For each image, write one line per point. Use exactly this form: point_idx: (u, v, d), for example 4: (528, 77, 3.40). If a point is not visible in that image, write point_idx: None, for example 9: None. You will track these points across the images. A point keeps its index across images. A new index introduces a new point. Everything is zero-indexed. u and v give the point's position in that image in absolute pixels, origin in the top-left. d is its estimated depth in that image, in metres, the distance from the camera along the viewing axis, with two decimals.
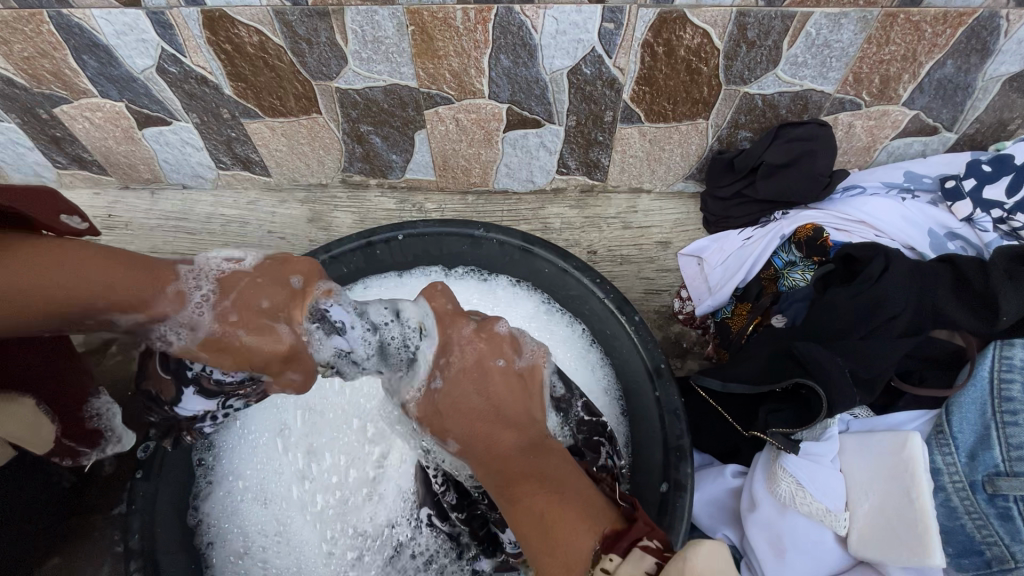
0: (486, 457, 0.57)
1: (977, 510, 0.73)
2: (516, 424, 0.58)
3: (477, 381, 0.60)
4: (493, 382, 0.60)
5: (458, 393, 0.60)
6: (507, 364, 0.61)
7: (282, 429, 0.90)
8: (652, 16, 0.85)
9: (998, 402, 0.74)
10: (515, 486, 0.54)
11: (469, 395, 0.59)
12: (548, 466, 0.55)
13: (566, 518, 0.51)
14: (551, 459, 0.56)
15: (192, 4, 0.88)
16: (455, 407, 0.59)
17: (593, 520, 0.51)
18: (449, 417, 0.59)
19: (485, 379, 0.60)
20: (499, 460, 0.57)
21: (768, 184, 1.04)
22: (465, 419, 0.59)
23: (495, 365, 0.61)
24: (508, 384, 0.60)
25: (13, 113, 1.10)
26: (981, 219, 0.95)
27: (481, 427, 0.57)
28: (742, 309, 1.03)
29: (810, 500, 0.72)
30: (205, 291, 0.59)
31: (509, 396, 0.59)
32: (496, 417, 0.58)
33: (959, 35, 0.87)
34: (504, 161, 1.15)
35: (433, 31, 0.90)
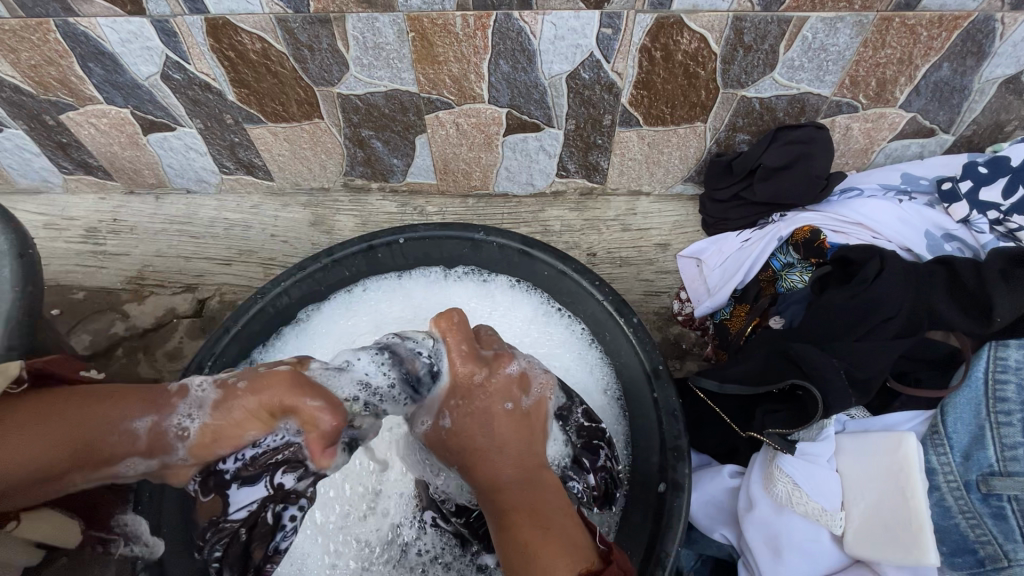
0: (486, 489, 0.64)
1: (971, 510, 0.74)
2: (513, 464, 0.64)
3: (483, 418, 0.66)
4: (498, 423, 0.66)
5: (467, 431, 0.67)
6: (514, 407, 0.67)
7: None
8: (650, 21, 0.86)
9: (992, 402, 0.75)
10: (507, 518, 0.60)
11: (477, 433, 0.66)
12: (540, 502, 0.61)
13: (544, 538, 0.57)
14: (541, 494, 0.62)
15: (196, 13, 0.89)
16: (464, 442, 0.66)
17: (573, 554, 0.55)
18: (455, 450, 0.67)
19: (490, 416, 0.66)
20: (497, 494, 0.63)
21: (765, 187, 1.05)
22: (471, 454, 0.65)
23: (502, 407, 0.67)
24: (510, 425, 0.66)
25: (20, 120, 1.12)
26: (978, 221, 0.96)
27: (484, 461, 0.64)
28: (740, 311, 1.03)
29: (805, 499, 0.74)
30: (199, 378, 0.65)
31: (511, 436, 0.66)
32: (499, 454, 0.65)
33: (954, 38, 0.87)
34: (504, 165, 1.17)
35: (434, 37, 0.91)
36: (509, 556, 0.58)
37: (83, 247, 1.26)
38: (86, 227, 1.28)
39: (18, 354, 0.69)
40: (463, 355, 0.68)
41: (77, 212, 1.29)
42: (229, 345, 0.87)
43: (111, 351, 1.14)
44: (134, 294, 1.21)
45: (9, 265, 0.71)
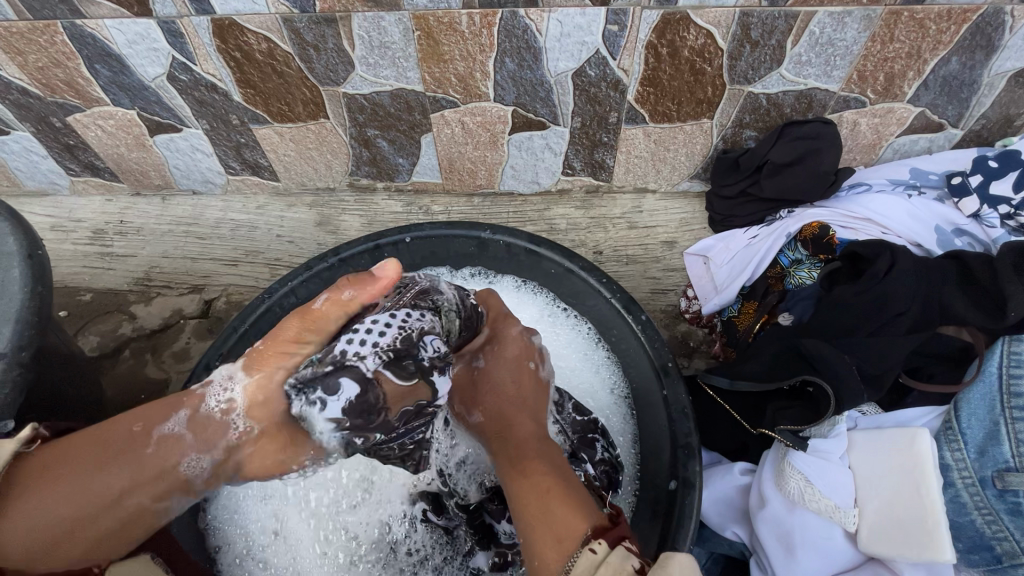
0: (505, 438, 0.68)
1: (987, 506, 0.73)
2: (531, 426, 0.69)
3: (512, 372, 0.72)
4: (524, 385, 0.72)
5: (495, 385, 0.71)
6: (535, 368, 0.73)
7: None
8: (656, 17, 0.86)
9: (1008, 397, 0.74)
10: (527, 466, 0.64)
11: (505, 390, 0.71)
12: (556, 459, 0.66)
13: (556, 483, 0.61)
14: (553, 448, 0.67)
15: (202, 13, 0.89)
16: (490, 394, 0.71)
17: (587, 506, 0.59)
18: (480, 394, 0.72)
19: (517, 371, 0.72)
20: (517, 443, 0.67)
21: (773, 183, 1.05)
22: (497, 403, 0.70)
23: (528, 365, 0.73)
24: (532, 387, 0.72)
25: (28, 122, 1.12)
26: (989, 216, 0.95)
27: (509, 412, 0.70)
28: (749, 307, 1.02)
29: (818, 496, 0.73)
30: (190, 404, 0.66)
31: (533, 398, 0.72)
32: (521, 411, 0.70)
33: (963, 31, 0.87)
34: (510, 163, 1.16)
35: (440, 36, 0.91)
36: (523, 502, 0.61)
37: (90, 248, 1.26)
38: (93, 229, 1.28)
39: (27, 354, 0.70)
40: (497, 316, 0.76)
41: (84, 214, 1.30)
42: (236, 345, 0.87)
43: (119, 352, 1.14)
44: (141, 295, 1.21)
45: (19, 267, 0.72)
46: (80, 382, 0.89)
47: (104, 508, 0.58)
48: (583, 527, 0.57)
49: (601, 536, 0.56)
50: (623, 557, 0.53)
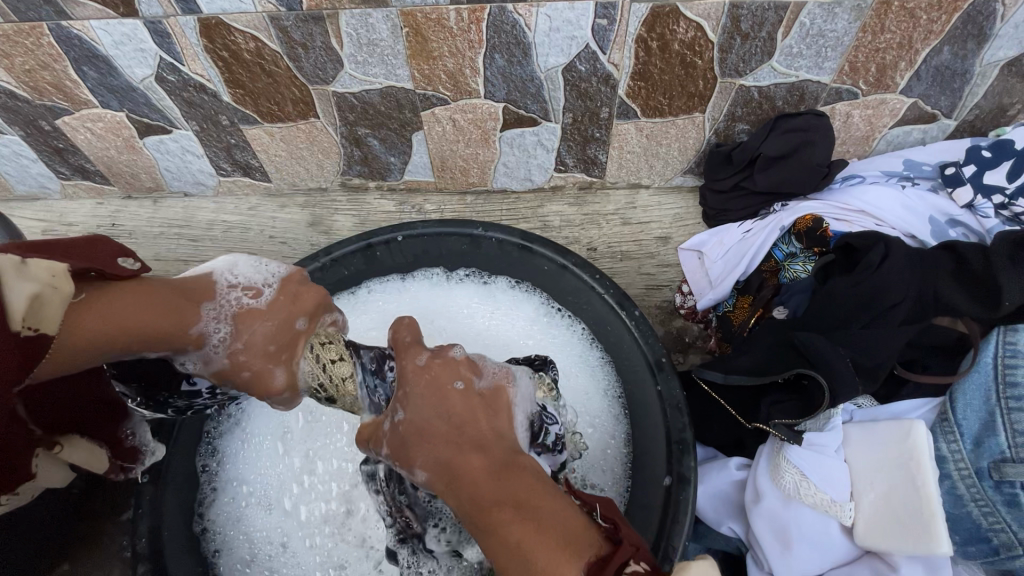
0: (447, 482, 0.45)
1: (984, 497, 0.73)
2: (483, 439, 0.47)
3: (435, 404, 0.49)
4: (448, 419, 0.48)
5: (416, 419, 0.49)
6: (466, 385, 0.50)
7: (283, 433, 0.89)
8: (645, 11, 0.86)
9: (1003, 388, 0.73)
10: (486, 511, 0.42)
11: (438, 405, 0.49)
12: (527, 489, 0.43)
13: (535, 532, 0.40)
14: (522, 484, 0.43)
15: (189, 13, 0.89)
16: (431, 453, 0.47)
17: (575, 544, 0.40)
18: (411, 440, 0.48)
19: (442, 396, 0.49)
20: (464, 485, 0.44)
21: (766, 176, 1.04)
22: (425, 444, 0.47)
23: (451, 386, 0.50)
24: (468, 403, 0.49)
25: (16, 126, 1.11)
26: (982, 206, 0.94)
27: (445, 458, 0.46)
28: (743, 302, 1.03)
29: (815, 490, 0.72)
30: (225, 330, 0.51)
31: (479, 421, 0.48)
32: (458, 437, 0.47)
33: (955, 20, 0.86)
34: (502, 161, 1.16)
35: (428, 32, 0.90)
36: (497, 551, 0.40)
37: None
38: (85, 232, 1.28)
39: None
40: (402, 344, 0.55)
41: (75, 218, 1.29)
42: None
43: None
44: None
45: None
46: None
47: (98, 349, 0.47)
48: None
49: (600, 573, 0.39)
50: None
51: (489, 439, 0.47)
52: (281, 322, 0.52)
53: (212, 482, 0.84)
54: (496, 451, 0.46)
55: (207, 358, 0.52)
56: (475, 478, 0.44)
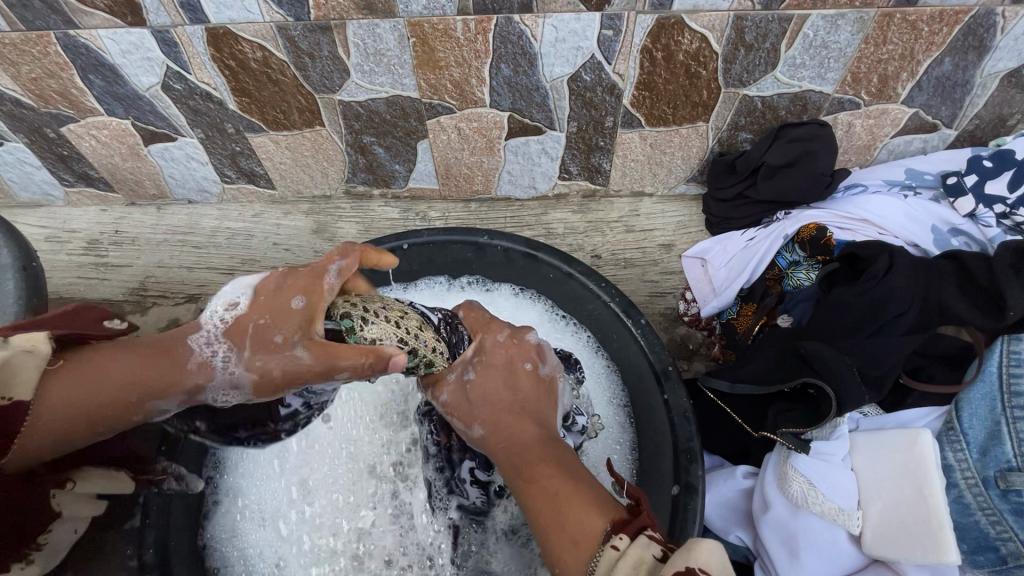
0: (500, 441, 0.58)
1: (990, 506, 0.73)
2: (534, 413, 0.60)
3: (506, 377, 0.60)
4: (516, 391, 0.60)
5: (487, 386, 0.59)
6: (533, 369, 0.62)
7: (279, 451, 0.84)
8: (651, 22, 0.86)
9: (1007, 397, 0.74)
10: (534, 470, 0.54)
11: (506, 381, 0.60)
12: (570, 462, 0.56)
13: (573, 491, 0.52)
14: (567, 456, 0.57)
15: (196, 23, 0.89)
16: (485, 416, 0.59)
17: (602, 506, 0.50)
18: (476, 404, 0.59)
19: (513, 376, 0.60)
20: (516, 449, 0.56)
21: (769, 185, 1.05)
22: (492, 407, 0.59)
23: (523, 367, 0.61)
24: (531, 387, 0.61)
25: (21, 133, 1.11)
26: (984, 215, 0.95)
27: (504, 422, 0.58)
28: (748, 309, 1.03)
29: (822, 499, 0.72)
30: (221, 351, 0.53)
31: (534, 398, 0.61)
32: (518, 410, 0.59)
33: (956, 33, 0.87)
34: (506, 168, 1.16)
35: (434, 42, 0.91)
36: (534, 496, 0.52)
37: (85, 258, 1.26)
38: (88, 239, 1.28)
39: None
40: (475, 322, 0.63)
41: (78, 225, 1.29)
42: None
43: None
44: (137, 306, 1.21)
45: (13, 279, 0.72)
46: None
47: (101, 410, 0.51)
48: (601, 528, 0.48)
49: (621, 530, 0.47)
50: (646, 545, 0.44)
51: (538, 413, 0.60)
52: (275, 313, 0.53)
53: (212, 495, 0.83)
54: (542, 425, 0.59)
55: (234, 380, 0.54)
56: (525, 442, 0.57)
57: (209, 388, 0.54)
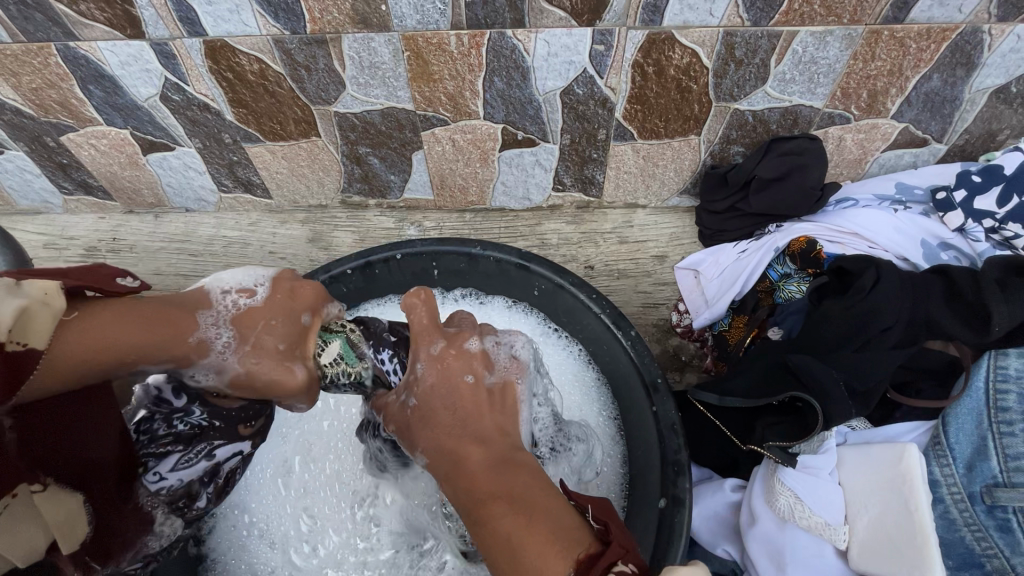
0: (446, 470, 0.52)
1: (976, 522, 0.73)
2: (487, 434, 0.53)
3: (445, 392, 0.55)
4: (458, 388, 0.55)
5: (430, 406, 0.56)
6: (476, 379, 0.56)
7: (283, 468, 0.88)
8: (642, 37, 0.87)
9: (993, 412, 0.74)
10: (483, 505, 0.47)
11: (447, 391, 0.55)
12: (521, 486, 0.48)
13: (523, 520, 0.45)
14: (518, 476, 0.49)
15: (195, 35, 0.90)
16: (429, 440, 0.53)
17: (563, 545, 0.43)
18: (421, 425, 0.55)
19: (452, 392, 0.55)
20: (466, 479, 0.50)
21: (761, 198, 1.06)
22: (434, 426, 0.54)
23: (463, 380, 0.56)
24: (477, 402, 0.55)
25: (21, 142, 1.13)
26: (973, 229, 0.96)
27: (448, 444, 0.52)
28: (739, 322, 1.04)
29: (808, 513, 0.72)
30: (226, 335, 0.52)
31: (481, 412, 0.54)
32: (464, 428, 0.53)
33: (943, 49, 0.88)
34: (500, 180, 1.17)
35: (429, 56, 0.92)
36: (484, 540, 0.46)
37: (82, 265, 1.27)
38: (85, 247, 1.29)
39: None
40: (419, 327, 0.60)
41: (77, 232, 1.30)
42: None
43: None
44: None
45: None
46: None
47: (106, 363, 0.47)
48: (564, 575, 0.41)
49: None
50: None
51: (493, 432, 0.53)
52: (284, 320, 0.53)
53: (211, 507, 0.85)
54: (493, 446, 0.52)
55: (219, 368, 0.53)
56: (470, 469, 0.50)
57: (194, 366, 0.52)
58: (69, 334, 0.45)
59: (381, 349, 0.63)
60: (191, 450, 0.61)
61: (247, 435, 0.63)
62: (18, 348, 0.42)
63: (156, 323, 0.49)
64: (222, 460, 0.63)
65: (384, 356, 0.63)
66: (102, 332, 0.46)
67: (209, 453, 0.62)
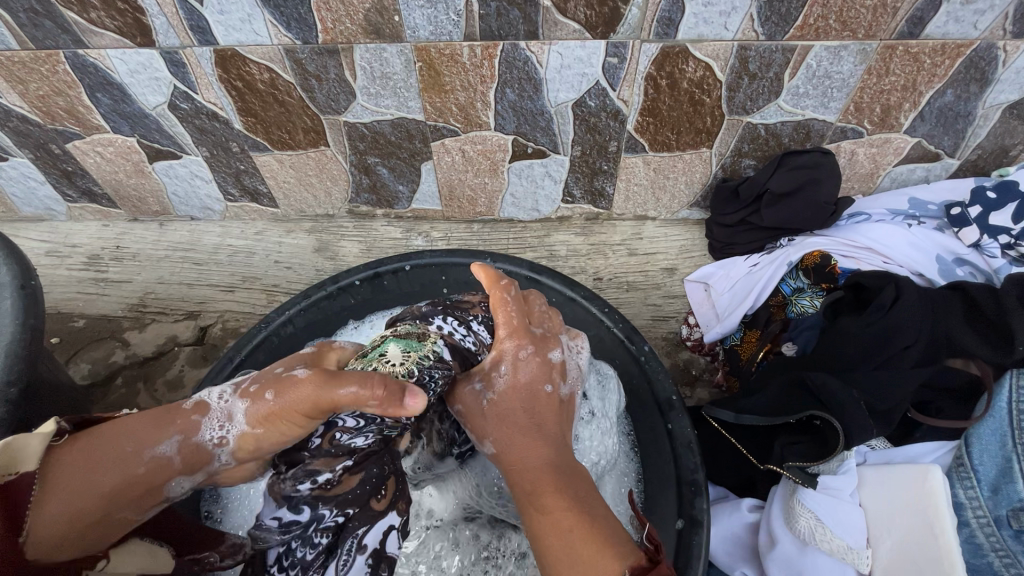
0: (512, 462, 0.62)
1: (1004, 547, 0.70)
2: (554, 437, 0.63)
3: (525, 399, 0.65)
4: (537, 397, 0.65)
5: (508, 404, 0.65)
6: (552, 390, 0.66)
7: None
8: (655, 50, 0.87)
9: (1018, 433, 0.72)
10: (547, 495, 0.57)
11: (527, 398, 0.65)
12: (582, 489, 0.58)
13: (583, 513, 0.55)
14: (579, 480, 0.59)
15: (205, 44, 0.90)
16: (498, 433, 0.64)
17: (619, 550, 0.51)
18: (491, 422, 0.64)
19: (531, 398, 0.65)
20: (530, 472, 0.60)
21: (773, 212, 1.05)
22: (510, 424, 0.63)
23: (542, 389, 0.66)
24: (550, 409, 0.65)
25: (26, 149, 1.12)
26: (989, 245, 0.95)
27: (517, 439, 0.63)
28: (751, 336, 1.02)
29: (830, 536, 0.71)
30: (218, 393, 0.60)
31: (554, 420, 0.65)
32: (537, 434, 0.63)
33: (957, 65, 0.88)
34: (509, 191, 1.17)
35: (441, 67, 0.91)
36: (546, 529, 0.55)
37: (85, 273, 1.25)
38: (89, 255, 1.27)
39: (16, 389, 0.65)
40: (510, 327, 0.67)
41: (80, 240, 1.29)
42: (232, 375, 0.84)
43: (111, 381, 1.11)
44: (135, 322, 1.19)
45: (11, 298, 0.68)
46: (69, 407, 0.84)
47: (117, 465, 0.54)
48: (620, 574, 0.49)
49: None
50: None
51: (558, 440, 0.63)
52: (286, 358, 0.61)
53: (216, 529, 0.80)
54: (560, 452, 0.62)
55: (228, 412, 0.59)
56: (536, 467, 0.60)
57: (202, 425, 0.58)
58: (71, 455, 0.54)
59: (431, 322, 0.66)
60: (342, 552, 0.60)
61: (386, 507, 0.62)
62: (11, 476, 0.50)
63: (149, 422, 0.58)
64: (381, 545, 0.62)
65: (439, 321, 0.67)
66: (95, 445, 0.55)
67: (359, 544, 0.61)
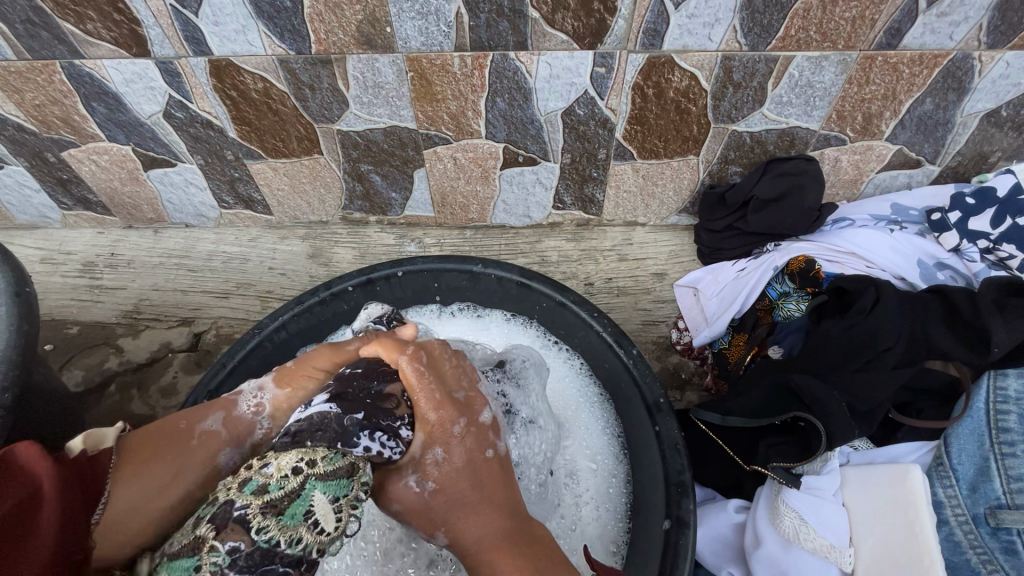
0: (470, 548, 0.59)
1: (981, 545, 0.72)
2: (506, 507, 0.61)
3: (466, 476, 0.61)
4: (475, 470, 0.62)
5: (449, 487, 0.60)
6: (494, 454, 0.64)
7: None
8: (642, 60, 0.89)
9: (995, 433, 0.74)
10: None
11: (469, 471, 0.61)
12: (545, 560, 0.57)
13: None
14: (540, 550, 0.58)
15: (200, 55, 0.91)
16: (448, 522, 0.60)
17: None
18: (437, 513, 0.60)
19: (472, 471, 0.61)
20: (488, 553, 0.58)
21: (759, 217, 1.07)
22: (459, 509, 0.60)
23: (484, 455, 0.63)
24: (494, 477, 0.63)
25: (22, 157, 1.12)
26: (968, 250, 0.97)
27: (469, 520, 0.59)
28: (739, 340, 1.04)
29: (814, 535, 0.72)
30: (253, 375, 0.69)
31: (500, 487, 0.62)
32: (487, 510, 0.60)
33: (935, 74, 0.90)
34: (501, 198, 1.18)
35: (432, 76, 0.93)
36: None
37: (79, 281, 1.26)
38: (83, 262, 1.28)
39: (10, 395, 0.66)
40: (432, 398, 0.63)
41: (74, 247, 1.29)
42: (225, 381, 0.85)
43: (105, 387, 1.12)
44: (129, 329, 1.20)
45: (5, 304, 0.68)
46: (64, 414, 0.85)
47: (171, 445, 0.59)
48: None
49: None
50: None
51: (510, 505, 0.62)
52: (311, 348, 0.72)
53: None
54: (516, 521, 0.60)
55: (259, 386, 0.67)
56: (494, 547, 0.58)
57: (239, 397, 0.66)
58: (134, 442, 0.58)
59: (353, 445, 0.58)
60: None
61: None
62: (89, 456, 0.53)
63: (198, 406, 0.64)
64: None
65: (364, 440, 0.59)
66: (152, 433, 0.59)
67: None
